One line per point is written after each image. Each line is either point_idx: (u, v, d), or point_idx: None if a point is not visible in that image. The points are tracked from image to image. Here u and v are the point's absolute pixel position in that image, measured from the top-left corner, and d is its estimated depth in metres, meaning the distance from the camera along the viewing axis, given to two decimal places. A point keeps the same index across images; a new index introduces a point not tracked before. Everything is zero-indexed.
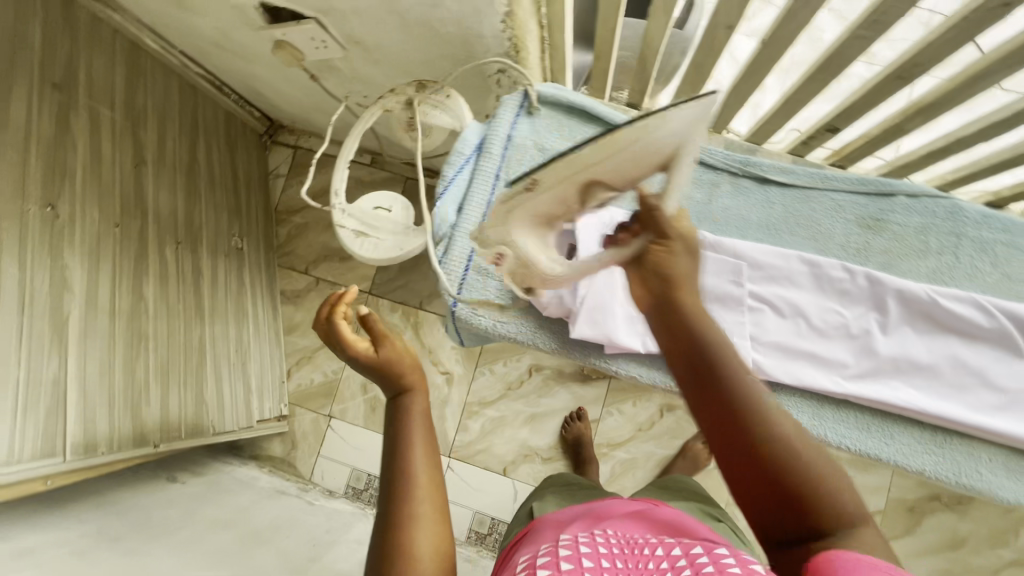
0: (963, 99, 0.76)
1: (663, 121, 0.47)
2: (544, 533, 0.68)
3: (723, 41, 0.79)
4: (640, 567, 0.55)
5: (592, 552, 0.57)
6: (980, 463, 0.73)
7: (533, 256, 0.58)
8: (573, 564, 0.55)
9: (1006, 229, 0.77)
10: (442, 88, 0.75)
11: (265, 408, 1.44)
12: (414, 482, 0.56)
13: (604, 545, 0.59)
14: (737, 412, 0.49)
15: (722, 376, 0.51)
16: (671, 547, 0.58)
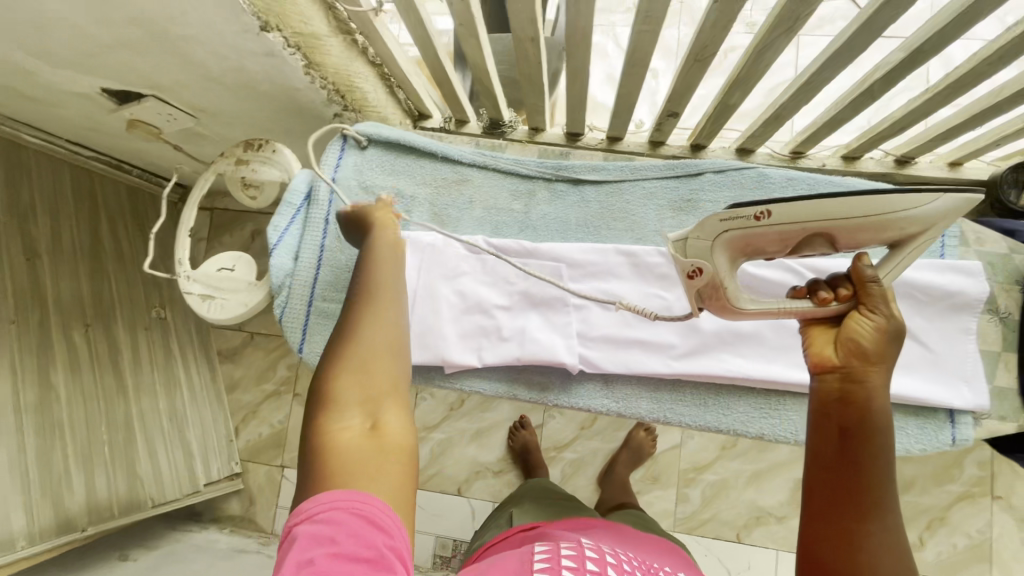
0: (762, 68, 0.78)
1: (918, 201, 0.48)
2: (557, 532, 0.69)
3: (533, 51, 0.82)
4: None
5: (615, 563, 0.59)
6: None
7: (726, 279, 0.55)
8: (596, 566, 0.57)
9: (816, 185, 0.70)
10: (267, 144, 0.77)
11: (212, 469, 1.46)
12: (375, 286, 0.60)
13: (624, 560, 0.61)
14: (855, 497, 0.46)
15: (866, 458, 0.46)
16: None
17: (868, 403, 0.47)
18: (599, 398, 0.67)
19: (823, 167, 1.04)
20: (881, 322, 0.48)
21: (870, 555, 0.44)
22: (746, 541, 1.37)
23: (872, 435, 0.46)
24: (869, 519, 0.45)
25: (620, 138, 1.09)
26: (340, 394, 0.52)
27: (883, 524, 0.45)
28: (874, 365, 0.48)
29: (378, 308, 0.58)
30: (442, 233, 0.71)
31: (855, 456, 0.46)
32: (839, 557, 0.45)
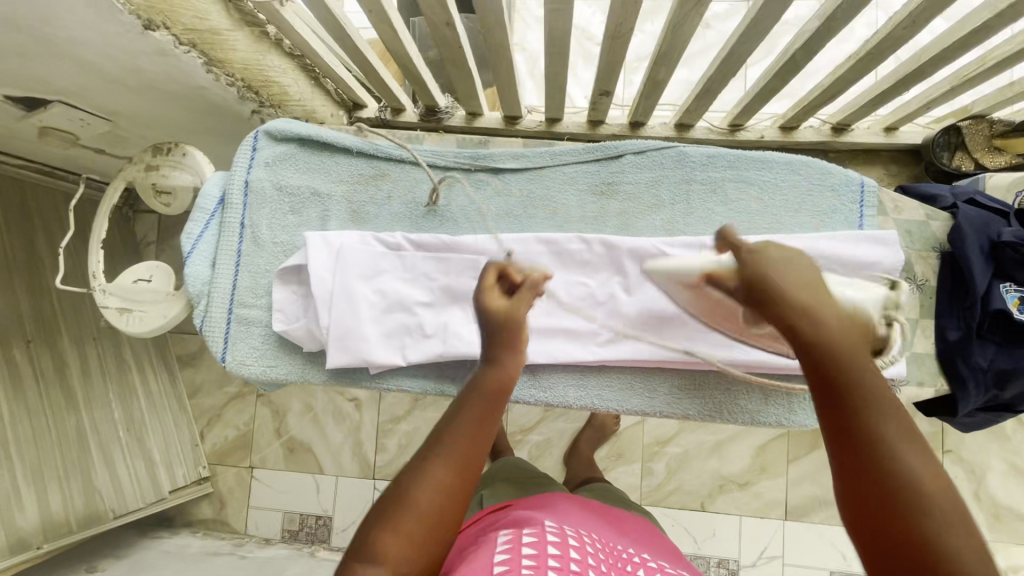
0: (683, 43, 0.76)
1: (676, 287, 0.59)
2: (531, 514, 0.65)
3: (451, 35, 0.80)
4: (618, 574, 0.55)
5: (580, 548, 0.56)
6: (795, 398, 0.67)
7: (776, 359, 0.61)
8: (559, 551, 0.54)
9: (734, 162, 0.69)
10: (177, 147, 0.75)
11: (177, 475, 1.45)
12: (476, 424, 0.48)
13: (589, 545, 0.58)
14: (864, 441, 0.35)
15: (855, 391, 0.36)
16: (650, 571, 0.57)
17: (851, 368, 0.37)
18: (526, 388, 0.67)
19: (762, 138, 1.04)
20: (778, 275, 0.43)
21: (933, 537, 0.32)
22: (710, 509, 1.40)
23: (868, 400, 0.36)
24: (918, 491, 0.33)
25: (558, 119, 1.07)
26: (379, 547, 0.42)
27: (934, 487, 0.33)
28: (824, 322, 0.40)
29: (457, 448, 0.46)
30: (358, 232, 0.70)
31: (857, 431, 0.35)
32: (900, 559, 0.33)
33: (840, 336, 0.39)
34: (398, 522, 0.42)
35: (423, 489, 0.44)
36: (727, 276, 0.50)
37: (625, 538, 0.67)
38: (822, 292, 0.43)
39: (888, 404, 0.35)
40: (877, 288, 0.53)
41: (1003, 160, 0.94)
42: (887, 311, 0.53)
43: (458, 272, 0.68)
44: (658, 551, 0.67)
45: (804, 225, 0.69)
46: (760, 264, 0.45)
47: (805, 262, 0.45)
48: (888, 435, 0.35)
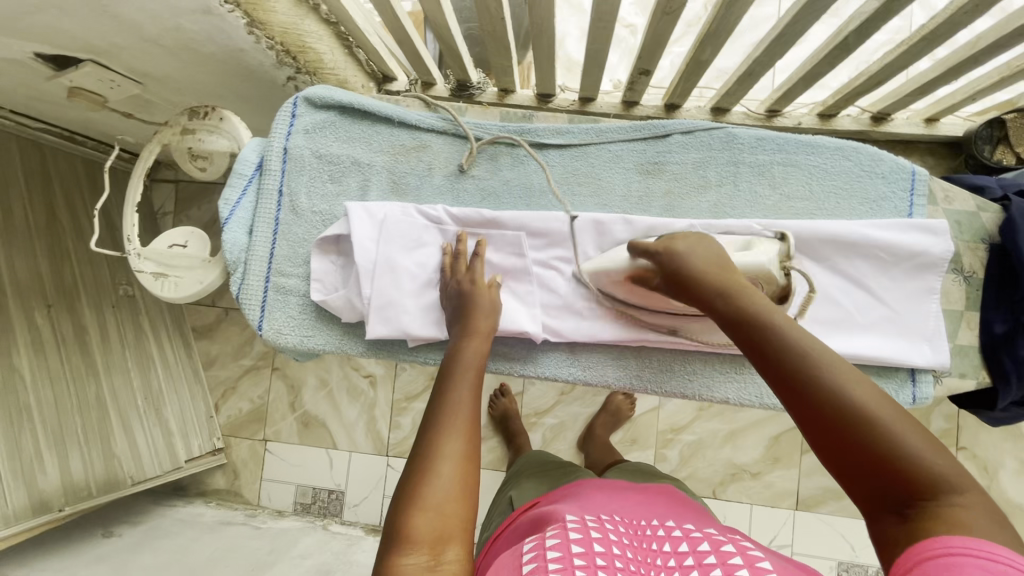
0: (734, 22, 0.74)
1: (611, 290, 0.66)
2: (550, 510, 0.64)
3: (495, 7, 0.78)
4: (644, 548, 0.53)
5: (598, 526, 0.54)
6: None
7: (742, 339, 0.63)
8: (581, 532, 0.52)
9: (783, 145, 0.68)
10: (213, 111, 0.73)
11: (192, 445, 1.46)
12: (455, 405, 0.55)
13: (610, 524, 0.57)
14: (804, 389, 0.43)
15: (781, 352, 0.45)
16: (680, 544, 0.53)
17: (773, 331, 0.47)
18: (565, 366, 0.67)
19: (799, 125, 1.02)
20: (683, 260, 0.56)
21: (888, 442, 0.39)
22: (721, 497, 1.41)
23: (798, 356, 0.44)
24: (863, 410, 0.40)
25: (591, 98, 1.05)
26: (411, 529, 0.45)
27: (876, 406, 0.41)
28: (742, 299, 0.50)
29: (457, 423, 0.53)
30: (399, 204, 0.69)
31: (796, 379, 0.44)
32: (864, 471, 0.40)
33: (754, 305, 0.49)
34: (423, 499, 0.47)
35: (440, 467, 0.50)
36: (650, 273, 0.60)
37: (653, 510, 0.64)
38: (727, 270, 0.54)
39: (814, 351, 0.44)
40: (769, 244, 0.60)
41: None
42: (783, 261, 0.60)
43: (499, 248, 0.68)
44: (688, 515, 0.64)
45: (853, 211, 0.67)
46: (672, 259, 0.56)
47: (706, 245, 0.57)
48: (824, 376, 0.43)
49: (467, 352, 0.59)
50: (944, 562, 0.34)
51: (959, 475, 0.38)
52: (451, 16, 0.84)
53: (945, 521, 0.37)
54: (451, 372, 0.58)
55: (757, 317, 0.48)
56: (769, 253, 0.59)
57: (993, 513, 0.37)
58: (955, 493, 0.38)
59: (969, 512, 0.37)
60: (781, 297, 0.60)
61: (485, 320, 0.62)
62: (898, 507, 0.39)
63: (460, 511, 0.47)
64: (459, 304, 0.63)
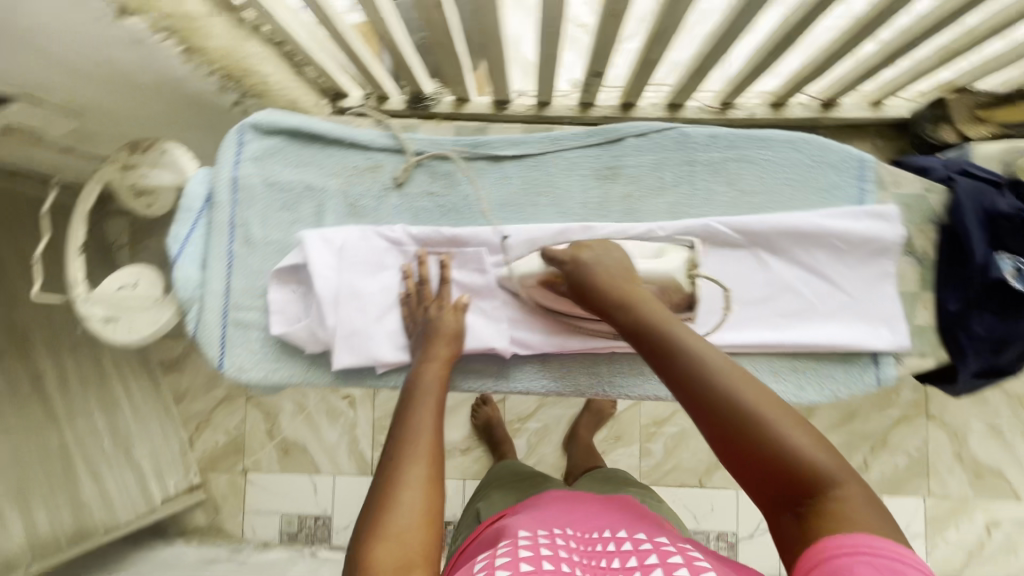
0: (679, 20, 0.75)
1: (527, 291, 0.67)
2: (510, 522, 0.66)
3: (441, 18, 0.76)
4: (592, 564, 0.57)
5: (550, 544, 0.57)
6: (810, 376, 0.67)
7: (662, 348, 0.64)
8: (531, 551, 0.55)
9: (736, 142, 0.69)
10: (155, 143, 0.70)
11: (167, 484, 1.41)
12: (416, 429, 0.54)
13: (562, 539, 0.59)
14: (698, 398, 0.46)
15: (677, 363, 0.49)
16: (628, 559, 0.56)
17: (671, 341, 0.50)
18: (536, 379, 0.66)
19: (752, 115, 1.03)
20: (590, 270, 0.59)
21: (773, 443, 0.42)
22: (708, 485, 1.43)
23: (692, 367, 0.47)
24: (750, 413, 0.44)
25: (548, 102, 1.05)
26: (373, 560, 0.45)
27: (761, 408, 0.44)
28: (642, 310, 0.54)
29: (418, 449, 0.53)
30: (357, 227, 0.67)
31: (692, 387, 0.47)
32: (759, 471, 0.43)
33: (654, 317, 0.52)
34: (383, 527, 0.47)
35: (402, 494, 0.49)
36: (559, 278, 0.63)
37: (607, 517, 0.67)
38: (628, 282, 0.57)
39: (706, 360, 0.47)
40: (679, 253, 0.65)
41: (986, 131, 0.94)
42: (691, 271, 0.64)
43: (462, 265, 0.67)
44: (642, 523, 0.67)
45: (807, 202, 0.69)
46: (580, 270, 0.60)
47: (610, 253, 0.60)
48: (713, 381, 0.46)
49: (427, 377, 0.59)
50: (832, 564, 0.37)
51: (839, 466, 0.42)
52: (397, 28, 0.82)
53: (828, 517, 0.40)
54: (412, 398, 0.57)
55: (656, 330, 0.51)
56: (677, 261, 0.64)
57: (869, 502, 0.41)
58: (835, 485, 0.41)
59: (849, 504, 0.40)
60: (689, 304, 0.64)
61: (446, 348, 0.61)
62: (793, 505, 0.42)
63: (422, 538, 0.47)
64: (422, 334, 0.63)
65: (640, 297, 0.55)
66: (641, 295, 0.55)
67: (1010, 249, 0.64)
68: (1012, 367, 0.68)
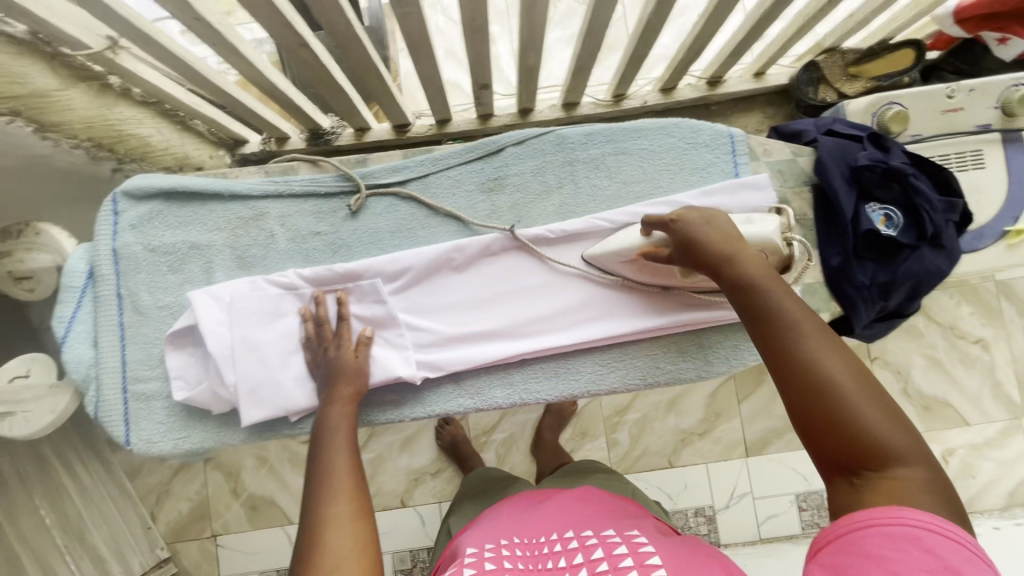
0: (542, 27, 0.77)
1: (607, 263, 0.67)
2: (462, 538, 0.69)
3: (310, 57, 0.76)
4: (538, 567, 0.60)
5: (494, 556, 0.60)
6: (712, 350, 0.69)
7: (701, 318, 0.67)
8: (475, 568, 0.58)
9: (611, 136, 0.71)
10: (29, 226, 0.67)
11: (133, 564, 1.36)
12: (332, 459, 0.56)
13: (508, 548, 0.63)
14: (786, 361, 0.47)
15: (774, 326, 0.49)
16: (575, 556, 0.60)
17: (770, 308, 0.51)
18: (455, 400, 0.66)
19: (645, 103, 1.06)
20: (697, 231, 0.58)
21: (850, 418, 0.43)
22: (678, 464, 1.45)
23: (787, 331, 0.48)
24: (831, 383, 0.45)
25: (446, 119, 1.05)
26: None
27: (847, 383, 0.44)
28: (748, 271, 0.53)
29: (340, 489, 0.54)
30: (247, 279, 0.66)
31: (779, 353, 0.48)
32: (822, 437, 0.44)
33: (758, 279, 0.52)
34: (322, 571, 0.47)
35: (326, 537, 0.49)
36: (664, 248, 0.62)
37: (560, 510, 0.70)
38: (739, 243, 0.56)
39: (801, 331, 0.48)
40: (771, 217, 0.62)
41: (860, 85, 1.00)
42: (785, 234, 0.62)
43: (361, 299, 0.67)
44: (601, 511, 0.70)
45: (686, 183, 0.71)
46: (684, 227, 0.59)
47: (717, 217, 0.59)
48: (803, 351, 0.47)
49: (335, 417, 0.60)
50: (853, 535, 0.39)
51: (917, 453, 0.42)
52: (273, 71, 0.82)
53: (883, 490, 0.41)
54: (322, 443, 0.58)
55: (759, 293, 0.52)
56: (771, 224, 0.61)
57: (936, 486, 0.41)
58: (903, 466, 0.41)
59: (914, 486, 0.40)
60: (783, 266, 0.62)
61: (353, 382, 0.62)
62: (847, 471, 0.43)
63: (356, 570, 0.48)
64: (325, 375, 0.63)
65: (753, 262, 0.54)
66: (757, 262, 0.54)
67: (879, 198, 0.68)
68: (904, 308, 0.72)
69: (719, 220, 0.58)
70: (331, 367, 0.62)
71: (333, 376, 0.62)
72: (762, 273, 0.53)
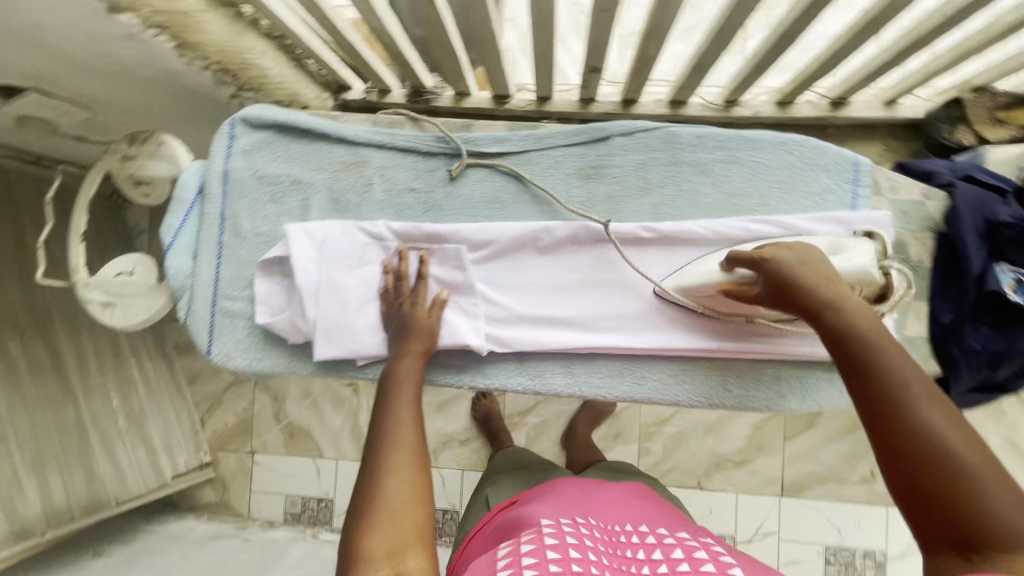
0: (673, 17, 0.73)
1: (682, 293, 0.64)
2: (536, 507, 0.70)
3: (433, 14, 0.76)
4: (617, 553, 0.61)
5: (576, 530, 0.61)
6: (791, 385, 0.66)
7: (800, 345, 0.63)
8: (558, 537, 0.59)
9: (724, 143, 0.67)
10: (152, 136, 0.73)
11: (179, 461, 1.47)
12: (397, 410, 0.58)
13: (586, 528, 0.64)
14: (894, 414, 0.43)
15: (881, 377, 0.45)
16: (654, 552, 0.60)
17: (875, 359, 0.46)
18: (514, 377, 0.66)
19: (758, 114, 1.00)
20: (795, 271, 0.53)
21: (975, 490, 0.38)
22: (707, 487, 1.41)
23: (899, 385, 0.44)
24: (953, 447, 0.40)
25: (547, 97, 1.04)
26: (365, 546, 0.47)
27: (970, 452, 0.39)
28: (853, 319, 0.49)
29: (402, 439, 0.55)
30: (340, 222, 0.68)
31: (885, 408, 0.43)
32: (938, 503, 0.39)
33: (864, 328, 0.48)
34: (382, 514, 0.49)
35: (385, 485, 0.51)
36: (747, 283, 0.58)
37: (629, 513, 0.70)
38: (842, 289, 0.52)
39: (915, 387, 0.43)
40: (865, 245, 0.57)
41: (1006, 132, 0.90)
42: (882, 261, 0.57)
43: (442, 263, 0.68)
44: (656, 514, 0.72)
45: (795, 206, 0.67)
46: (778, 266, 0.54)
47: (817, 256, 0.54)
48: (918, 411, 0.42)
49: (401, 371, 0.61)
50: None
51: None
52: (393, 23, 0.83)
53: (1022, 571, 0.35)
54: (387, 394, 0.59)
55: (861, 342, 0.47)
56: (865, 254, 0.56)
57: None
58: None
59: None
60: (880, 299, 0.57)
61: (425, 338, 0.64)
62: (965, 548, 0.37)
63: (410, 522, 0.49)
64: (396, 330, 0.64)
65: (853, 311, 0.49)
66: (859, 311, 0.49)
67: (1012, 260, 0.60)
68: (1012, 383, 0.66)
69: (812, 259, 0.54)
70: (406, 325, 0.64)
71: (407, 331, 0.64)
72: (867, 322, 0.48)
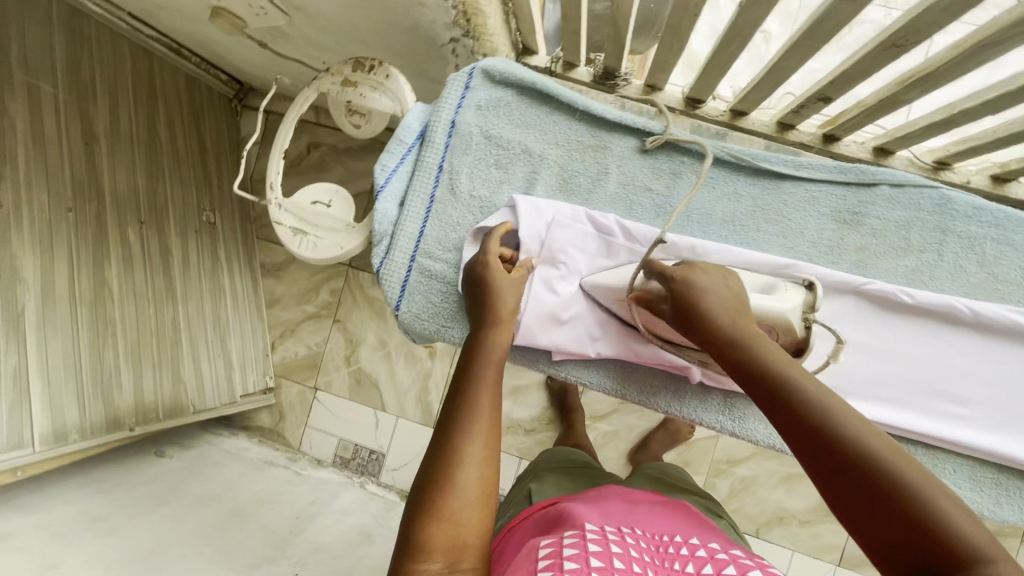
0: (967, 69, 0.66)
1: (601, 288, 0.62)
2: (579, 505, 0.66)
3: (698, 2, 0.69)
4: (666, 566, 0.57)
5: (620, 540, 0.58)
6: (1005, 492, 0.61)
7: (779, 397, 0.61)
8: (600, 546, 0.55)
9: (1002, 222, 0.61)
10: (381, 67, 0.68)
11: (248, 382, 1.46)
12: (480, 384, 0.52)
13: (632, 537, 0.60)
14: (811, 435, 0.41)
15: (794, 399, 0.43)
16: (703, 567, 0.57)
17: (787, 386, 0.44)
18: (715, 414, 0.63)
19: (967, 183, 0.93)
20: (693, 293, 0.52)
21: (912, 496, 0.37)
22: (764, 537, 1.38)
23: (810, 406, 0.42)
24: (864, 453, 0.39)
25: (745, 113, 0.96)
26: (430, 535, 0.44)
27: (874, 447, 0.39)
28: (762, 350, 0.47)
29: (480, 423, 0.50)
30: (569, 205, 0.64)
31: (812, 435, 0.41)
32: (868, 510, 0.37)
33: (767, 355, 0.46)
34: (446, 502, 0.45)
35: (457, 474, 0.47)
36: (656, 297, 0.56)
37: (674, 525, 0.67)
38: (740, 312, 0.51)
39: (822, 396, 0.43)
40: (797, 292, 0.55)
41: None
42: (807, 314, 0.55)
43: None
44: (699, 530, 0.68)
45: None
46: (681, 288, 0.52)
47: (721, 277, 0.53)
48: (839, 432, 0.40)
49: (489, 343, 0.55)
50: None
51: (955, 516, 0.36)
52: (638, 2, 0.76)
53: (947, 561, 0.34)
54: (472, 365, 0.54)
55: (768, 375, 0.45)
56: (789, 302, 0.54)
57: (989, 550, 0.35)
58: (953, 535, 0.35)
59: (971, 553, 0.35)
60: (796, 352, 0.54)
61: (507, 303, 0.58)
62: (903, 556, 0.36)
63: (477, 519, 0.45)
64: (478, 293, 0.59)
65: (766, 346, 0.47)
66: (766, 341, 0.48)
67: None
68: None
69: (716, 286, 0.52)
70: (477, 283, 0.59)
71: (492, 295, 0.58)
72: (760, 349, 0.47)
